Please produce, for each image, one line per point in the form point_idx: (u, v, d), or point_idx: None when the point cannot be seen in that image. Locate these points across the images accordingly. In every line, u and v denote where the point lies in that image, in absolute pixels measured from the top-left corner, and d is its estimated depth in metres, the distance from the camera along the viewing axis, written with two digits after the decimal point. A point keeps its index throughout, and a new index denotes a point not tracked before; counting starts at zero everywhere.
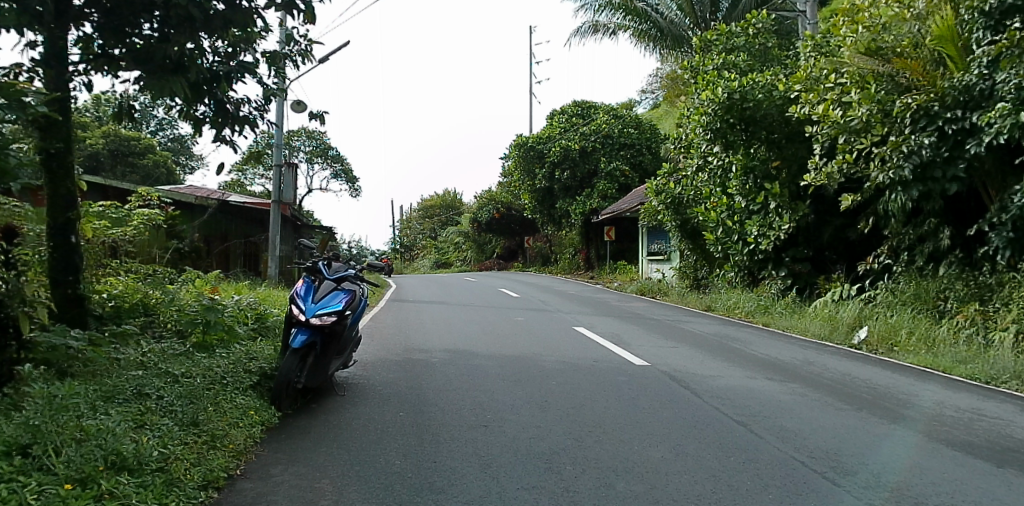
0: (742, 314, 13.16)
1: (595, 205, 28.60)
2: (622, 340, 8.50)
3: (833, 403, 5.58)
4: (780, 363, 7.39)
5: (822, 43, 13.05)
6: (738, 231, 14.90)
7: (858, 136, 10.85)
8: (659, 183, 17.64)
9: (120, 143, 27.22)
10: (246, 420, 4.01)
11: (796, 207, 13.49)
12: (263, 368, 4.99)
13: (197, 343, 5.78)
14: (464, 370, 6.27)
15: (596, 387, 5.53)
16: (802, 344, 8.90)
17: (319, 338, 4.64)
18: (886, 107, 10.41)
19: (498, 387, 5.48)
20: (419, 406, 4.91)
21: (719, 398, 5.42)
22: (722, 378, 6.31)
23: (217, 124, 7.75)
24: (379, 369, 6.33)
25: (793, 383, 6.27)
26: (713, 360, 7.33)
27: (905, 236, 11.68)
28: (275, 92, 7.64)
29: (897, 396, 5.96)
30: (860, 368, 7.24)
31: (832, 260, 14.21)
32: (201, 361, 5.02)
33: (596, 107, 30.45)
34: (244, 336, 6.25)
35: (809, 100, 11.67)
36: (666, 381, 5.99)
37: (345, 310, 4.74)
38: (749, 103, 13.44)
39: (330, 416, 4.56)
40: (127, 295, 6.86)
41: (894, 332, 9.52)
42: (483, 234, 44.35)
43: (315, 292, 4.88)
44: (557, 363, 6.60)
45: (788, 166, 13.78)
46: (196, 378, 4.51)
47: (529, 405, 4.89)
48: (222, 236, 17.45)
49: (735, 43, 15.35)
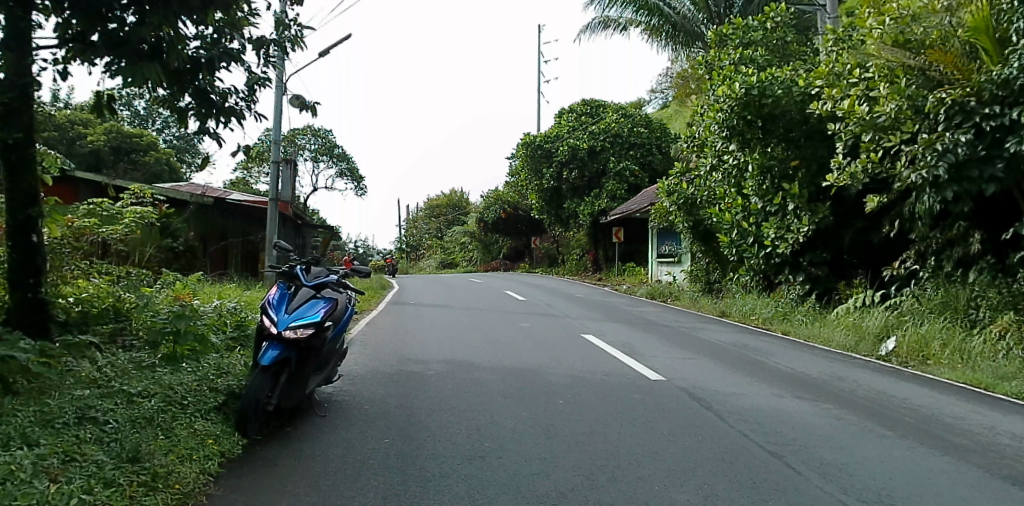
0: (758, 321, 12.53)
1: (604, 205, 27.98)
2: (633, 350, 7.90)
3: (874, 428, 4.99)
4: (806, 378, 6.79)
5: (844, 37, 12.49)
6: (754, 234, 14.25)
7: (885, 133, 10.32)
8: (670, 182, 17.03)
9: (123, 140, 26.86)
10: (201, 451, 3.46)
11: (816, 209, 12.84)
12: (231, 387, 4.44)
13: (167, 356, 5.19)
14: (462, 385, 5.70)
15: (609, 409, 4.97)
16: (828, 357, 8.26)
17: (295, 354, 4.09)
18: (918, 103, 9.86)
19: (500, 407, 4.91)
20: (408, 430, 4.36)
21: (747, 423, 4.83)
22: (746, 396, 5.72)
23: (200, 116, 7.16)
24: (369, 384, 5.77)
25: (825, 403, 5.68)
26: (733, 374, 6.72)
27: (933, 240, 10.98)
28: (261, 80, 7.02)
29: (942, 419, 5.34)
30: (895, 385, 6.62)
31: (852, 265, 13.55)
32: (162, 378, 4.45)
33: (605, 107, 29.91)
34: (219, 347, 5.69)
35: (833, 96, 11.15)
36: (685, 400, 5.41)
37: (324, 322, 4.21)
38: (768, 99, 12.82)
39: (304, 445, 3.99)
40: (96, 300, 6.30)
41: (925, 343, 8.86)
42: (489, 235, 43.78)
43: (290, 301, 4.33)
44: (564, 378, 6.05)
45: (807, 166, 13.16)
46: (151, 399, 3.98)
47: (534, 431, 4.34)
48: (219, 234, 16.96)
49: (753, 37, 14.69)
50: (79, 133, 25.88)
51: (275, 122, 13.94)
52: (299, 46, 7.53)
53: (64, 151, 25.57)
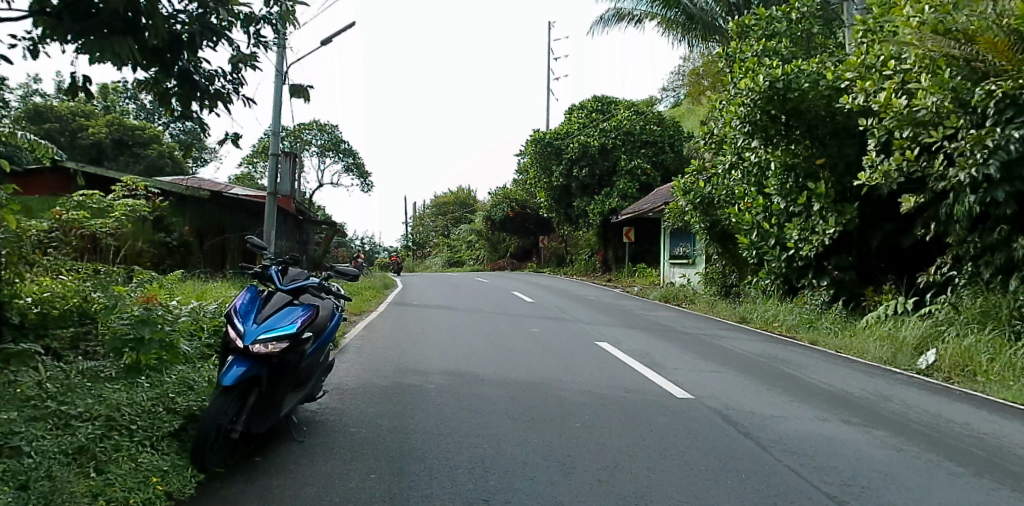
0: (781, 328, 11.82)
1: (614, 205, 27.19)
2: (654, 361, 7.22)
3: (943, 464, 4.30)
4: (848, 397, 6.10)
5: (875, 28, 11.79)
6: (776, 236, 13.49)
7: (925, 129, 9.57)
8: (686, 180, 16.38)
9: (125, 132, 26.32)
10: (141, 495, 2.82)
11: (843, 210, 12.09)
12: (191, 407, 3.80)
13: (128, 366, 4.56)
14: (464, 403, 5.05)
15: (634, 436, 4.31)
16: (866, 371, 7.55)
17: (263, 372, 3.43)
18: (963, 97, 9.10)
19: (509, 433, 4.27)
20: (400, 463, 3.69)
21: (794, 456, 4.18)
22: (786, 420, 5.04)
23: (183, 99, 6.39)
24: (360, 400, 5.12)
25: (878, 430, 4.99)
26: (767, 391, 6.04)
27: (970, 245, 10.16)
28: (248, 60, 6.24)
29: (1015, 451, 4.65)
30: (949, 407, 5.92)
31: (880, 270, 12.81)
32: (112, 395, 3.81)
33: (617, 103, 29.20)
34: (191, 356, 5.06)
35: (865, 89, 10.42)
36: (719, 424, 4.76)
37: (301, 333, 3.57)
38: (794, 93, 12.02)
39: (273, 480, 3.34)
40: (59, 300, 5.69)
41: (969, 357, 8.10)
42: (496, 233, 43.13)
43: (261, 308, 3.69)
44: (581, 395, 5.41)
45: (834, 164, 12.41)
46: (91, 424, 3.32)
47: (548, 466, 3.69)
48: (216, 228, 16.38)
49: (776, 28, 14.00)
50: (80, 124, 25.42)
51: (274, 112, 13.31)
52: (292, 24, 6.79)
53: (65, 143, 25.11)
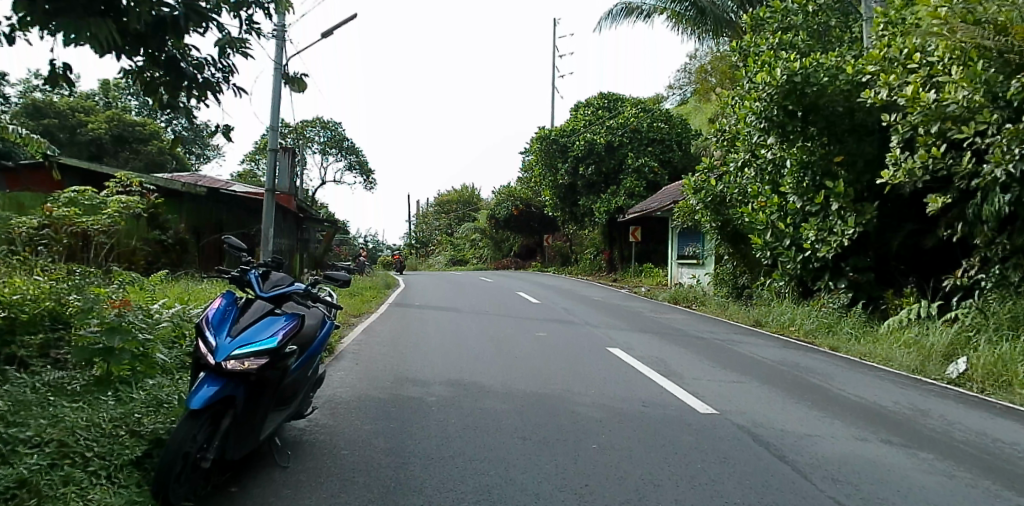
0: (799, 333, 11.33)
1: (620, 203, 26.72)
2: (671, 371, 6.75)
3: (1005, 494, 3.82)
4: (884, 412, 5.61)
5: (896, 20, 11.32)
6: (791, 236, 12.99)
7: (954, 125, 9.06)
8: (697, 179, 15.92)
9: (124, 128, 25.86)
10: None
11: (863, 209, 11.56)
12: (157, 430, 3.36)
13: (97, 379, 4.12)
14: (469, 419, 4.63)
15: (656, 462, 3.84)
16: (896, 381, 7.07)
17: (239, 391, 2.98)
18: (995, 90, 8.66)
19: (517, 457, 3.84)
20: (394, 494, 3.24)
21: (837, 485, 3.71)
22: (823, 441, 4.55)
23: (171, 88, 5.72)
24: (354, 416, 4.68)
25: (924, 452, 4.52)
26: (796, 406, 5.56)
27: (998, 246, 9.64)
28: (239, 45, 5.69)
29: None
30: (993, 424, 5.45)
31: (900, 272, 12.40)
32: (70, 415, 3.38)
33: (623, 100, 28.59)
34: (167, 367, 4.60)
35: (888, 83, 9.88)
36: (751, 446, 4.29)
37: (283, 347, 3.13)
38: (813, 87, 11.50)
39: None
40: (29, 303, 5.24)
41: (1004, 365, 7.57)
42: (500, 232, 42.72)
43: (237, 319, 3.24)
44: (594, 411, 4.96)
45: (853, 161, 11.93)
46: (36, 454, 2.87)
47: (564, 499, 3.23)
48: (212, 225, 15.93)
49: (792, 21, 13.49)
50: (80, 120, 25.03)
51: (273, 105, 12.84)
52: (286, 9, 6.23)
53: (64, 139, 24.69)
